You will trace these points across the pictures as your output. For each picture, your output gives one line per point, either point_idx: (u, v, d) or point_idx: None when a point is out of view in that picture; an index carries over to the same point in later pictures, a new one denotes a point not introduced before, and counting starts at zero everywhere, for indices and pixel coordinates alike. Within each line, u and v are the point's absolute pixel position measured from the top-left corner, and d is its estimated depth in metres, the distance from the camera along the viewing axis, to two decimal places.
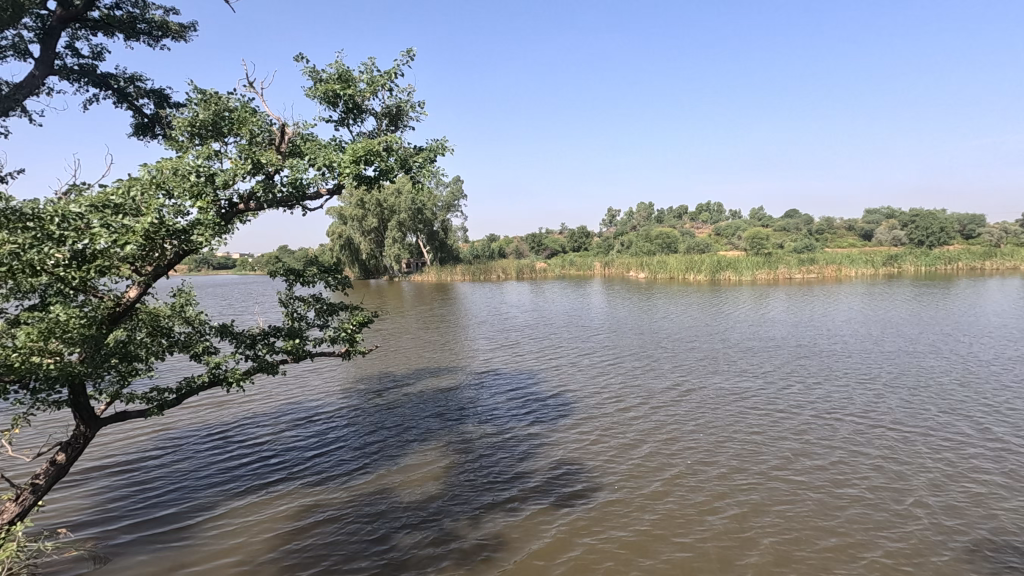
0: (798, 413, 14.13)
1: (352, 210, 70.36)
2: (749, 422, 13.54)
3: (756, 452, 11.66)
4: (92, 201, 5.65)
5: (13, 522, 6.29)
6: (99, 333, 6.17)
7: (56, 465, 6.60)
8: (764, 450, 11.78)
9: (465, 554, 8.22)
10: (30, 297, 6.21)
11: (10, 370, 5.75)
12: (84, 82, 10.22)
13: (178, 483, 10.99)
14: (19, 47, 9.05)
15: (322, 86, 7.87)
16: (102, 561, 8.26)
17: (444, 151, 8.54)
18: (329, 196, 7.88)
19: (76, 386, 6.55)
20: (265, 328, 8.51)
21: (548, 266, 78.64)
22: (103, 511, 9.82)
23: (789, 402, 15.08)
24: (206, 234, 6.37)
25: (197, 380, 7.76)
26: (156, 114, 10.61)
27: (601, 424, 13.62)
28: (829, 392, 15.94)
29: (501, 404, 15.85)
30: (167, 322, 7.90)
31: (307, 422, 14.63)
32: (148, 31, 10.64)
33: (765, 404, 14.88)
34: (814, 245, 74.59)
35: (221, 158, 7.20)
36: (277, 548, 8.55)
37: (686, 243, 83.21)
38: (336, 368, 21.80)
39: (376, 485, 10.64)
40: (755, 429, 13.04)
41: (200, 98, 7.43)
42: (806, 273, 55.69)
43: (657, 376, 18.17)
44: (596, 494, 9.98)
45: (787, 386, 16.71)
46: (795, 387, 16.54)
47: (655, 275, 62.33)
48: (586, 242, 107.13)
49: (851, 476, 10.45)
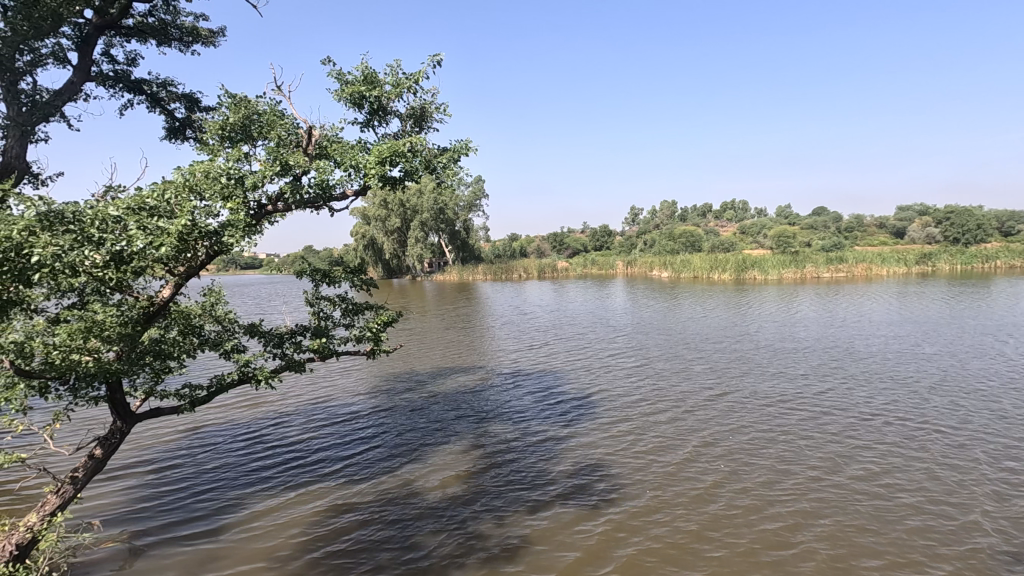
0: (834, 418, 13.79)
1: (375, 210, 71.34)
2: (783, 427, 13.25)
3: (793, 459, 11.41)
4: (128, 203, 5.82)
5: (53, 513, 6.46)
6: (135, 331, 6.36)
7: (93, 459, 6.80)
8: (801, 457, 11.53)
9: (499, 559, 8.30)
10: (70, 297, 6.42)
11: (52, 366, 5.97)
12: (119, 88, 10.52)
13: (212, 483, 11.29)
14: (58, 56, 9.37)
15: (348, 88, 7.96)
16: (139, 558, 8.53)
17: (468, 152, 8.56)
18: (355, 197, 7.95)
19: (113, 383, 6.75)
20: (292, 327, 8.63)
21: (570, 266, 78.44)
22: (137, 509, 10.12)
23: (824, 406, 14.73)
24: (237, 234, 6.49)
25: (227, 378, 7.91)
26: (187, 118, 10.86)
27: (630, 428, 13.49)
28: (865, 397, 15.54)
29: (526, 407, 15.85)
30: (199, 321, 8.08)
31: (336, 424, 14.86)
32: (179, 37, 10.91)
33: (799, 409, 14.56)
34: (844, 242, 72.82)
35: (250, 160, 7.33)
36: (310, 549, 8.73)
37: (710, 241, 82.07)
38: (361, 367, 22.09)
39: (405, 488, 10.80)
40: (790, 435, 12.77)
41: (230, 102, 7.60)
42: (835, 273, 54.33)
43: (684, 379, 17.94)
44: (632, 500, 9.91)
45: (821, 390, 16.32)
46: (830, 391, 16.14)
47: (678, 274, 61.64)
48: (608, 242, 106.58)
49: (895, 487, 10.16)
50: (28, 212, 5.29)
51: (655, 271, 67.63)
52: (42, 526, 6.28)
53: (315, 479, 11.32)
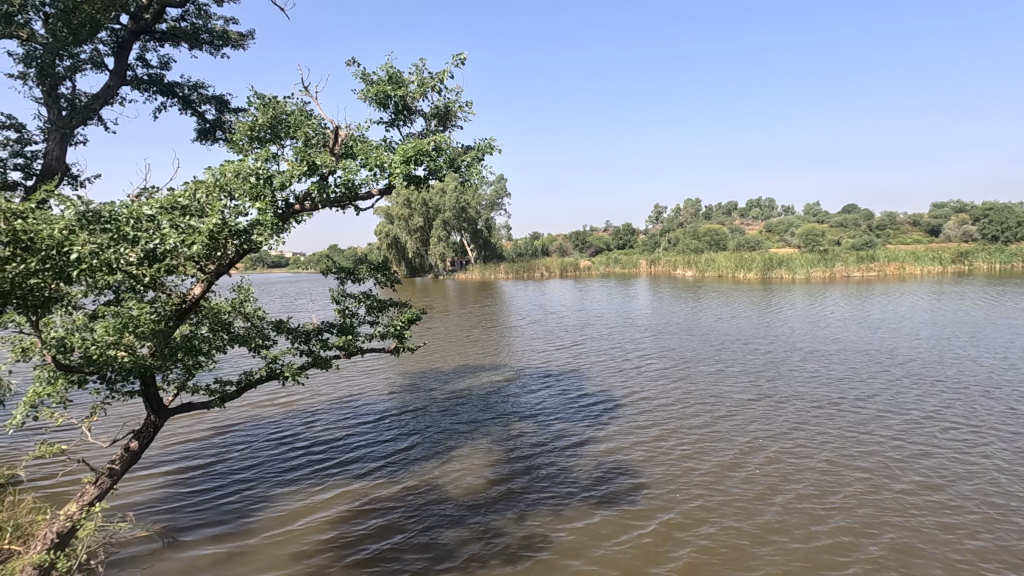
0: (872, 426, 13.38)
1: (399, 210, 72.24)
2: (818, 435, 12.92)
3: (830, 469, 11.11)
4: (161, 203, 5.96)
5: (92, 504, 6.66)
6: (168, 328, 6.52)
7: (129, 452, 7.01)
8: (838, 466, 11.23)
9: (525, 560, 8.38)
10: (107, 294, 6.61)
11: (89, 361, 6.15)
12: (153, 91, 10.79)
13: (243, 481, 11.55)
14: (96, 60, 9.65)
15: (374, 88, 8.02)
16: (172, 551, 8.81)
17: (492, 150, 8.58)
18: (380, 196, 8.01)
19: (147, 377, 6.93)
20: (319, 324, 8.75)
21: (592, 265, 78.06)
22: (170, 505, 10.42)
23: (860, 413, 14.32)
24: (266, 233, 6.61)
25: (255, 374, 8.05)
26: (217, 120, 11.08)
27: (659, 434, 13.33)
28: (904, 403, 15.05)
29: (549, 408, 15.84)
30: (228, 317, 8.24)
31: (362, 424, 15.04)
32: (210, 41, 11.15)
33: (834, 415, 14.18)
34: (875, 241, 70.93)
35: (279, 160, 7.45)
36: (338, 548, 8.90)
37: (735, 240, 80.56)
38: (386, 365, 22.34)
39: (431, 489, 10.96)
40: (827, 443, 12.42)
41: (259, 103, 7.73)
42: (865, 272, 52.96)
43: (712, 383, 17.64)
44: (664, 508, 9.79)
45: (856, 395, 15.88)
46: (865, 396, 15.71)
47: (702, 274, 60.86)
48: (631, 240, 105.74)
49: (940, 500, 9.82)
50: (67, 212, 5.44)
51: (679, 269, 66.85)
52: (82, 515, 6.49)
53: (344, 480, 11.48)
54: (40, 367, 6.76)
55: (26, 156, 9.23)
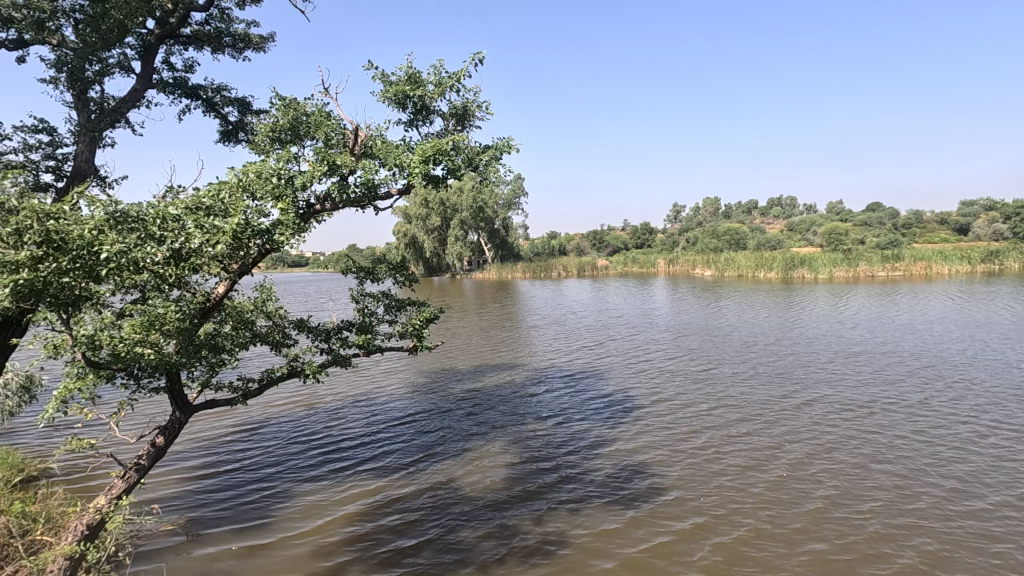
0: (904, 433, 13.02)
1: (416, 210, 72.65)
2: (847, 441, 12.61)
3: (862, 477, 10.83)
4: (187, 203, 6.07)
5: (120, 498, 6.83)
6: (193, 326, 6.64)
7: (156, 448, 7.17)
8: (869, 474, 10.93)
9: (544, 561, 8.43)
10: (132, 293, 6.73)
11: (117, 358, 6.29)
12: (177, 94, 10.96)
13: (266, 480, 11.72)
14: (123, 64, 9.84)
15: (392, 89, 8.07)
16: (196, 547, 9.01)
17: (510, 150, 8.55)
18: (399, 196, 8.05)
19: (172, 374, 7.05)
20: (339, 323, 8.83)
21: (610, 265, 77.64)
22: (194, 503, 10.62)
23: (891, 419, 13.95)
24: (287, 232, 6.70)
25: (277, 371, 8.14)
26: (240, 122, 11.24)
27: (683, 438, 13.14)
28: (937, 409, 14.61)
29: (567, 411, 15.84)
30: (250, 317, 8.36)
31: (383, 424, 15.14)
32: (232, 44, 11.31)
33: (864, 421, 13.84)
34: (901, 240, 69.33)
35: (300, 161, 7.53)
36: (359, 546, 9.02)
37: (755, 239, 79.37)
38: (404, 366, 22.52)
39: (450, 489, 11.06)
40: (858, 450, 12.10)
41: (281, 105, 7.81)
42: (890, 271, 51.88)
43: (735, 386, 17.38)
44: (690, 515, 9.63)
45: (886, 400, 15.48)
46: (896, 401, 15.31)
47: (721, 274, 60.18)
48: (650, 239, 104.93)
49: (980, 512, 9.48)
50: (96, 212, 5.56)
51: (698, 269, 66.12)
52: (111, 509, 6.66)
53: (365, 481, 11.56)
54: (70, 363, 6.93)
55: (57, 158, 9.46)
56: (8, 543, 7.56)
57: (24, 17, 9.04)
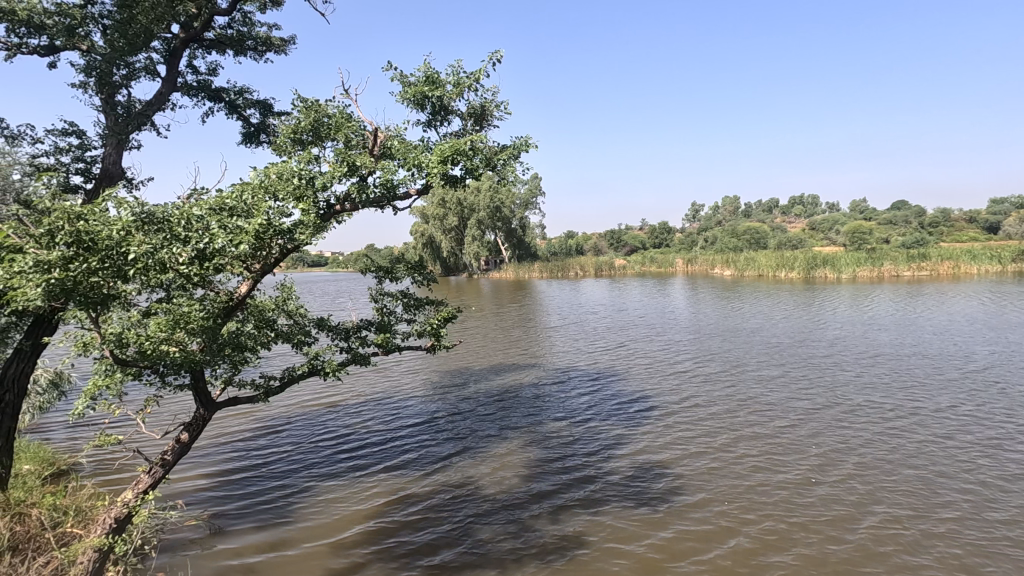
0: (936, 440, 12.70)
1: (434, 210, 72.98)
2: (877, 449, 12.33)
3: (893, 485, 10.59)
4: (211, 204, 6.20)
5: (146, 493, 6.97)
6: (216, 325, 6.77)
7: (180, 444, 7.32)
8: (901, 483, 10.68)
9: (562, 562, 8.47)
10: (158, 292, 6.85)
11: (143, 355, 6.44)
12: (201, 96, 11.15)
13: (288, 479, 11.90)
14: (149, 68, 10.04)
15: (411, 90, 8.12)
16: (220, 543, 9.20)
17: (528, 149, 8.53)
18: (418, 197, 8.09)
19: (196, 372, 7.18)
20: (358, 322, 8.90)
21: (628, 265, 77.14)
22: (217, 500, 10.84)
23: (921, 426, 13.62)
24: (308, 232, 6.78)
25: (298, 370, 8.22)
26: (262, 123, 11.41)
27: (704, 443, 13.01)
28: (970, 415, 14.22)
29: (585, 413, 15.80)
30: (272, 316, 8.46)
31: (402, 425, 15.27)
32: (254, 47, 11.49)
33: (893, 428, 13.53)
34: (928, 240, 67.69)
35: (320, 162, 7.61)
36: (378, 545, 9.14)
37: (776, 239, 78.13)
38: (422, 365, 22.65)
39: (468, 489, 11.15)
40: (888, 458, 11.84)
41: (302, 106, 7.90)
42: (916, 271, 50.73)
43: (757, 389, 17.15)
44: (716, 522, 9.49)
45: (915, 405, 15.12)
46: (926, 407, 14.94)
47: (741, 273, 59.45)
48: (668, 238, 103.99)
49: (1014, 523, 9.25)
50: (124, 212, 5.69)
51: (718, 268, 65.33)
52: (137, 503, 6.80)
53: (386, 482, 11.64)
54: (99, 361, 7.08)
55: (86, 160, 9.72)
56: (40, 535, 7.82)
57: (55, 24, 9.31)
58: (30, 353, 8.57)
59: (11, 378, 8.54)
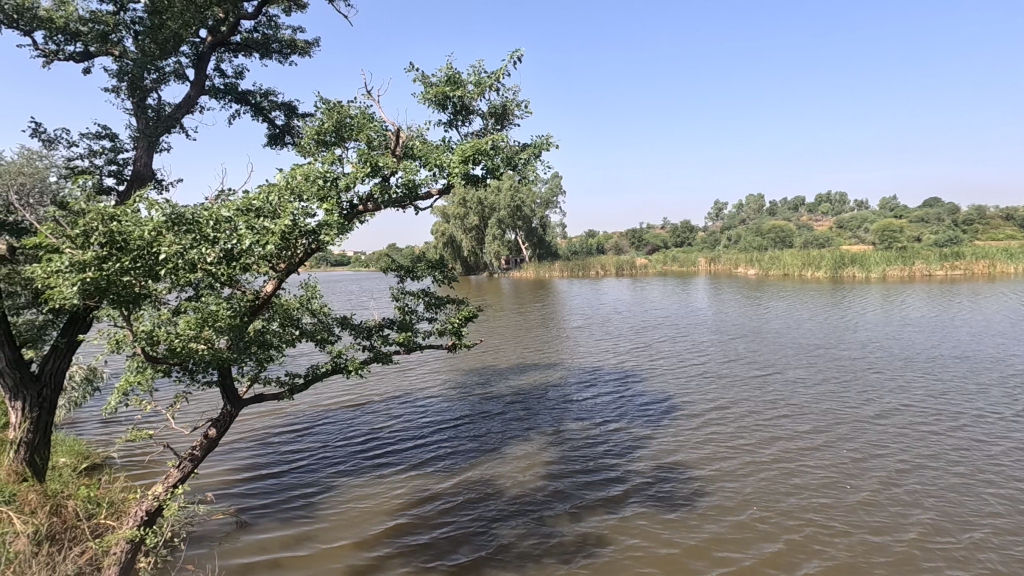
0: (978, 449, 12.26)
1: (454, 209, 73.25)
2: (915, 457, 11.96)
3: (926, 493, 10.34)
4: (238, 205, 6.32)
5: (175, 486, 7.14)
6: (243, 323, 6.90)
7: (208, 439, 7.48)
8: (941, 494, 10.33)
9: (584, 562, 8.51)
10: (187, 291, 6.98)
11: (174, 353, 6.60)
12: (228, 99, 11.35)
13: (314, 478, 12.09)
14: (178, 72, 10.26)
15: (432, 90, 8.17)
16: (247, 537, 9.41)
17: (549, 147, 8.52)
18: (439, 196, 8.13)
19: (223, 369, 7.32)
20: (380, 321, 8.97)
21: (649, 264, 76.38)
22: (244, 497, 11.06)
23: (960, 433, 13.19)
24: (332, 232, 6.85)
25: (321, 368, 8.32)
26: (287, 125, 11.58)
27: (728, 448, 12.88)
28: (1006, 421, 13.82)
29: (607, 415, 15.76)
30: (296, 314, 8.57)
31: (423, 425, 15.40)
32: (279, 49, 11.67)
33: (931, 435, 13.11)
34: (961, 237, 65.57)
35: (344, 163, 7.69)
36: (401, 543, 9.25)
37: (802, 237, 76.48)
38: (443, 365, 22.77)
39: (489, 489, 11.25)
40: (926, 466, 11.48)
41: (326, 107, 8.00)
42: (949, 270, 49.21)
43: (782, 393, 16.86)
44: (748, 530, 9.29)
45: (954, 412, 14.63)
46: (965, 413, 14.46)
47: (765, 274, 58.37)
48: (690, 237, 102.70)
49: None
50: (155, 214, 5.84)
51: (741, 267, 64.24)
52: (167, 496, 6.96)
53: (411, 483, 11.70)
54: (130, 358, 7.25)
55: (119, 163, 9.99)
56: (75, 525, 8.07)
57: (90, 31, 9.59)
58: (66, 350, 8.84)
59: (48, 375, 8.83)
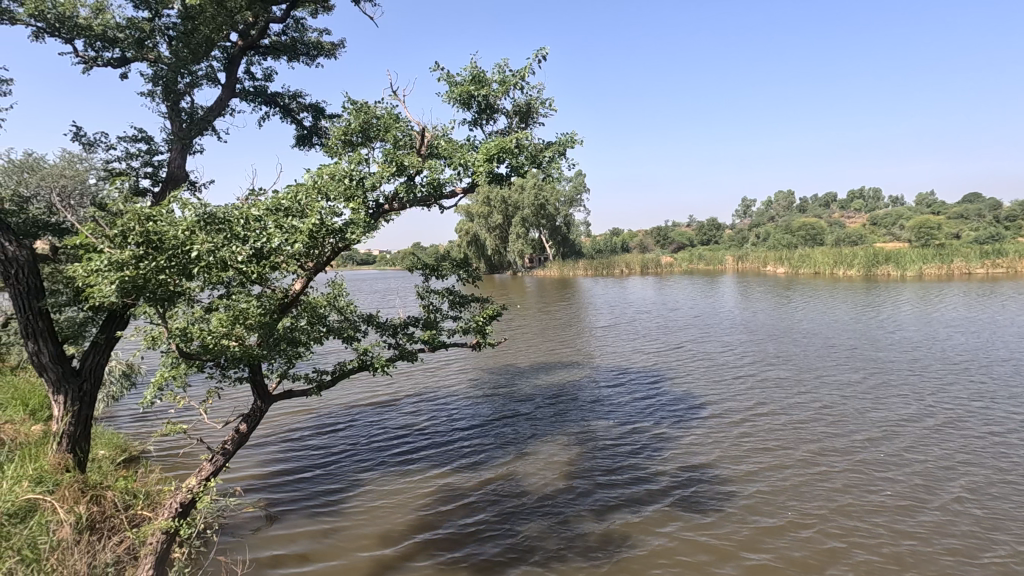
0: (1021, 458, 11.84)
1: (478, 208, 73.40)
2: (957, 466, 11.55)
3: (965, 503, 10.07)
4: (268, 204, 6.47)
5: (208, 480, 7.31)
6: (272, 320, 7.03)
7: (239, 434, 7.65)
8: (982, 503, 10.03)
9: (612, 564, 8.51)
10: (219, 289, 7.14)
11: (207, 349, 6.74)
12: (258, 101, 11.58)
13: (342, 475, 12.29)
14: (210, 76, 10.52)
15: (457, 89, 8.19)
16: (278, 532, 9.61)
17: (574, 144, 8.49)
18: (464, 195, 8.15)
19: (254, 365, 7.47)
20: (405, 319, 9.05)
21: (675, 263, 75.36)
22: (275, 493, 11.30)
23: (1002, 440, 12.77)
24: (359, 230, 6.95)
25: (348, 364, 8.42)
26: (314, 126, 11.76)
27: (758, 452, 12.65)
28: None
29: (633, 417, 15.63)
30: (324, 312, 8.69)
31: (449, 424, 15.51)
32: (307, 51, 11.84)
33: (972, 442, 12.68)
34: (1003, 234, 62.98)
35: (370, 162, 7.77)
36: (428, 542, 9.35)
37: (833, 234, 74.47)
38: (467, 363, 22.87)
39: (516, 490, 11.30)
40: (968, 476, 11.10)
41: (353, 108, 8.08)
42: (990, 268, 47.35)
43: (814, 396, 16.48)
44: (780, 538, 9.14)
45: (995, 418, 14.13)
46: (1008, 420, 13.96)
47: (795, 273, 57.07)
48: (716, 235, 101.00)
49: None
50: (188, 213, 6.00)
51: (770, 266, 62.92)
52: (201, 489, 7.14)
53: (439, 482, 11.79)
54: (165, 354, 7.43)
55: (154, 164, 10.28)
56: (115, 515, 8.36)
57: (126, 37, 9.85)
58: (105, 346, 9.14)
59: (88, 370, 9.15)
